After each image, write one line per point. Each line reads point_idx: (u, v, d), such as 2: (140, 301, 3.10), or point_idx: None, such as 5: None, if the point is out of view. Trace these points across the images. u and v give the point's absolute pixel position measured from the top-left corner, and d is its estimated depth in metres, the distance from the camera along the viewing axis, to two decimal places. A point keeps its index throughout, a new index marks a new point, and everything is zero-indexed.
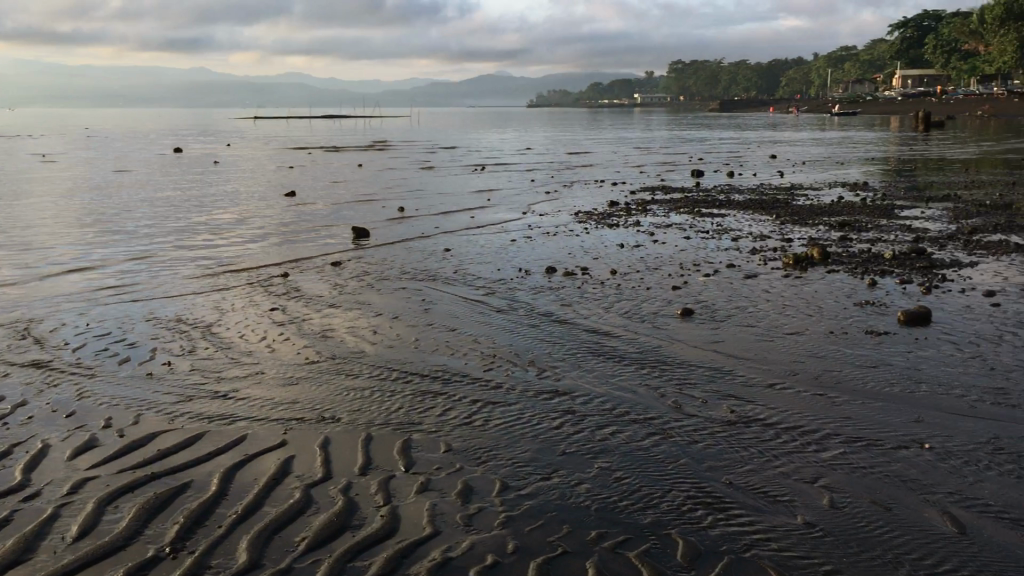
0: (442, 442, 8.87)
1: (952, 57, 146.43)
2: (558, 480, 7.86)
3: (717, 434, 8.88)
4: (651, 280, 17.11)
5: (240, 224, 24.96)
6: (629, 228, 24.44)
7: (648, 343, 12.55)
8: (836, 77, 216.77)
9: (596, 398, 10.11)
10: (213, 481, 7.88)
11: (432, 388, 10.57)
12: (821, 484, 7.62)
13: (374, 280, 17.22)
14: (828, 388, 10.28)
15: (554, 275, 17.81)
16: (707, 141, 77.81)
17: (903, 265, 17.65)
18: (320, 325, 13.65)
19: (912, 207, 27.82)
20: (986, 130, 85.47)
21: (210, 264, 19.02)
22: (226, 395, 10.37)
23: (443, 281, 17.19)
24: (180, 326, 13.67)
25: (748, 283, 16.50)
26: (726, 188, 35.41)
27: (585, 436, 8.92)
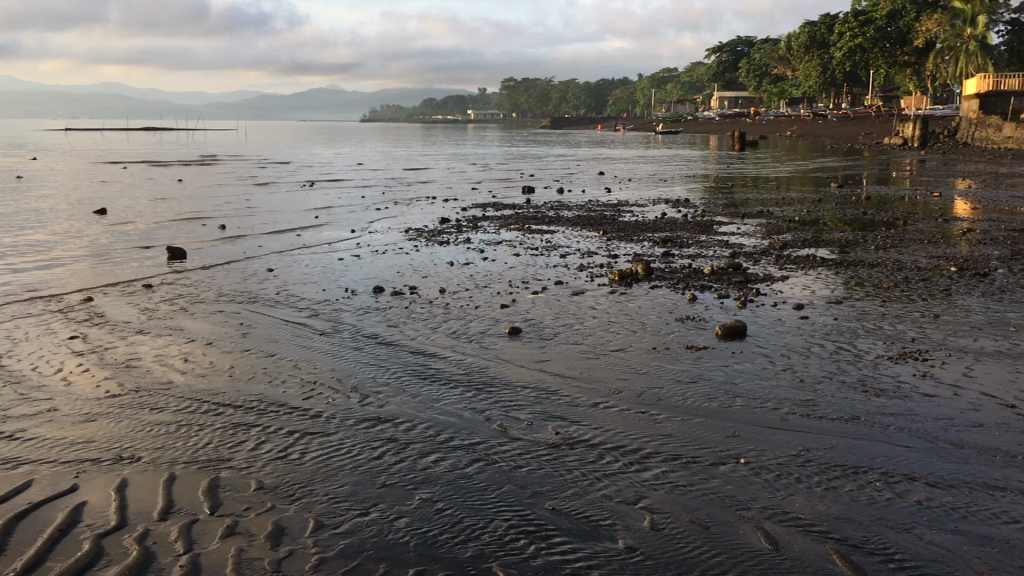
0: (253, 479, 8.32)
1: (763, 80, 155.48)
2: (376, 515, 7.49)
3: (541, 457, 8.75)
4: (480, 298, 16.99)
5: (43, 244, 23.18)
6: (460, 245, 24.32)
7: (475, 364, 12.36)
8: (659, 97, 225.90)
9: (420, 425, 9.80)
10: None
11: (245, 420, 9.96)
12: (642, 505, 7.59)
13: (189, 304, 16.26)
14: (650, 405, 10.38)
15: (381, 295, 17.40)
16: (540, 158, 79.07)
17: (721, 280, 18.30)
18: (125, 354, 12.70)
19: (729, 223, 29.06)
20: (796, 149, 91.06)
21: (5, 289, 17.47)
22: (11, 436, 9.40)
23: (264, 303, 16.44)
24: None
25: (575, 300, 16.64)
26: (556, 205, 35.94)
27: (407, 466, 8.59)
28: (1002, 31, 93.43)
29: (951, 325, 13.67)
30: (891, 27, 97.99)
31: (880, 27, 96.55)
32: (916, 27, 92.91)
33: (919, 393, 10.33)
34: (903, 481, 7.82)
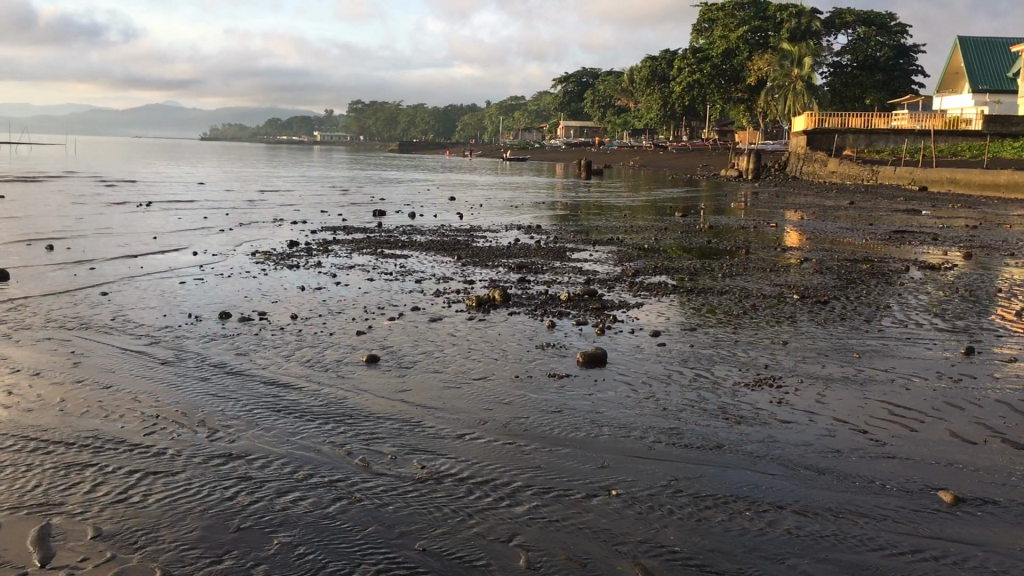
0: (89, 525, 7.53)
1: (607, 111, 160.02)
2: (231, 563, 6.89)
3: (406, 494, 8.33)
4: (334, 325, 16.39)
5: None
6: (310, 269, 23.53)
7: (332, 395, 11.79)
8: (506, 124, 229.23)
9: (274, 461, 9.19)
10: None
11: (79, 459, 9.07)
12: (516, 542, 7.30)
13: (12, 331, 14.89)
14: (517, 436, 10.13)
15: (227, 321, 16.52)
16: (387, 181, 78.08)
17: (578, 307, 18.39)
18: None
19: (581, 249, 29.44)
20: (639, 179, 94.00)
21: None
22: None
23: (99, 330, 15.27)
24: None
25: (433, 326, 16.30)
26: (408, 229, 35.50)
27: (263, 507, 7.99)
28: (825, 73, 99.83)
29: (798, 352, 14.14)
30: (726, 65, 102.76)
31: (716, 64, 101.28)
32: (748, 66, 98.12)
33: (777, 420, 10.54)
34: (772, 510, 7.86)
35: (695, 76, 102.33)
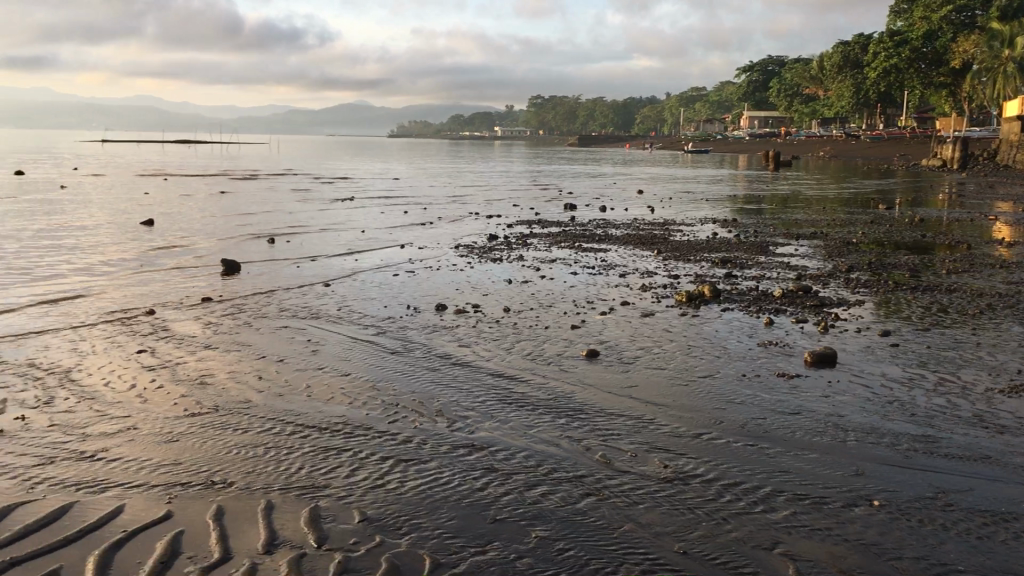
0: (355, 509, 7.84)
1: (795, 100, 154.17)
2: (495, 553, 6.98)
3: (655, 493, 8.20)
4: (548, 318, 16.50)
5: (93, 252, 22.84)
6: (514, 262, 23.88)
7: (559, 389, 11.81)
8: (686, 116, 225.31)
9: (516, 453, 9.29)
10: (89, 568, 6.60)
11: (333, 444, 9.50)
12: (780, 550, 7.03)
13: (252, 319, 15.85)
14: (756, 437, 9.80)
15: (444, 312, 16.98)
16: (570, 175, 78.27)
17: (794, 303, 17.71)
18: (197, 371, 12.29)
19: (785, 244, 28.40)
20: (830, 169, 90.00)
21: (64, 296, 17.09)
22: (96, 456, 9.01)
23: (329, 319, 16.04)
24: (33, 371, 11.90)
25: (647, 321, 16.11)
26: (602, 222, 35.42)
27: (514, 499, 8.07)
28: None
29: None
30: (928, 48, 96.65)
31: (916, 48, 95.49)
32: (952, 48, 91.97)
33: None
34: None
35: (893, 61, 96.85)
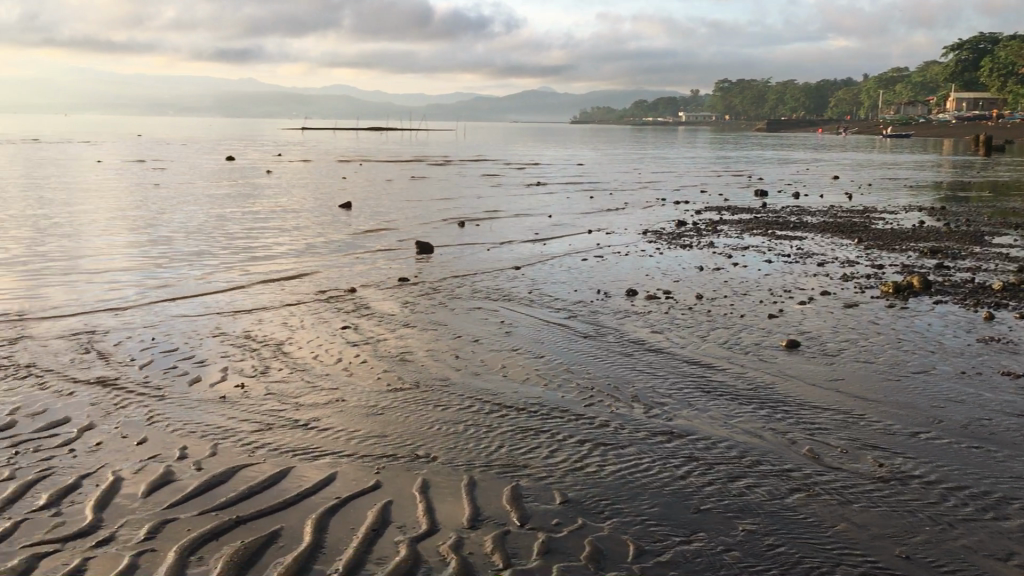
0: (556, 491, 7.82)
1: (1009, 80, 142.82)
2: (701, 545, 6.77)
3: (871, 493, 7.73)
4: (744, 306, 15.98)
5: (299, 234, 24.06)
6: (705, 249, 23.33)
7: (759, 379, 11.39)
8: (884, 100, 213.49)
9: (718, 443, 9.01)
10: (306, 531, 6.89)
11: (531, 425, 9.54)
12: (1016, 563, 6.46)
13: (447, 300, 16.22)
14: (981, 439, 9.07)
15: (635, 298, 16.78)
16: (759, 162, 75.82)
17: (1016, 298, 16.34)
18: (397, 348, 12.69)
19: (1002, 234, 26.31)
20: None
21: (274, 274, 18.08)
22: (308, 425, 9.45)
23: (520, 302, 16.19)
24: (249, 342, 12.64)
25: (851, 312, 15.30)
26: (796, 209, 34.08)
27: (718, 490, 7.82)
28: None
29: None
30: None
31: None
32: None
33: None
34: None
35: None
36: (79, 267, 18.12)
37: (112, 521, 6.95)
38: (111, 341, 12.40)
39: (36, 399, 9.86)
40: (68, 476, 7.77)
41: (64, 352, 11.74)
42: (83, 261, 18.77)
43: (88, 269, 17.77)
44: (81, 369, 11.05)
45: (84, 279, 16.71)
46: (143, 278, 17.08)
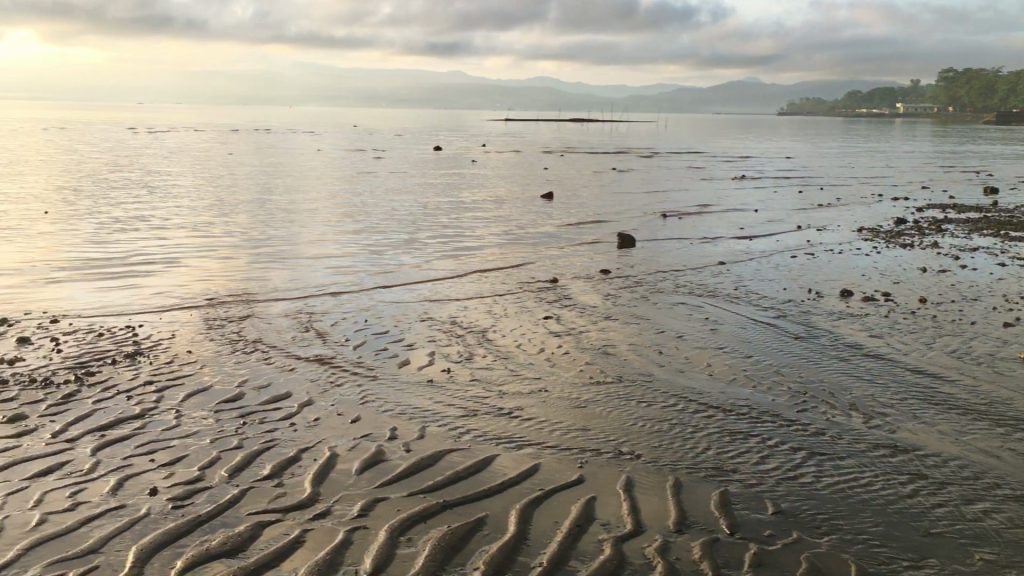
0: (767, 499, 7.43)
1: None
2: (931, 572, 6.22)
3: None
4: (974, 313, 14.72)
5: (502, 224, 24.41)
6: (928, 249, 21.75)
7: (994, 394, 10.41)
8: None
9: (948, 461, 8.28)
10: (511, 521, 6.88)
11: (740, 428, 9.14)
12: None
13: (649, 294, 15.91)
14: None
15: (850, 299, 15.83)
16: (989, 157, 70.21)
17: None
18: (600, 340, 12.55)
19: None
20: None
21: (479, 262, 18.40)
22: (512, 413, 9.47)
23: (726, 299, 15.65)
24: (455, 328, 12.87)
25: None
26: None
27: (949, 513, 7.17)
28: None
29: None
30: None
31: None
32: None
33: None
34: None
35: None
36: (299, 250, 19.14)
37: (328, 496, 7.21)
38: (328, 321, 12.98)
39: (261, 374, 10.44)
40: (289, 449, 8.13)
41: (285, 330, 12.40)
42: (303, 245, 19.83)
43: (307, 253, 18.75)
44: (301, 347, 11.62)
45: (304, 262, 17.63)
46: (357, 263, 17.84)
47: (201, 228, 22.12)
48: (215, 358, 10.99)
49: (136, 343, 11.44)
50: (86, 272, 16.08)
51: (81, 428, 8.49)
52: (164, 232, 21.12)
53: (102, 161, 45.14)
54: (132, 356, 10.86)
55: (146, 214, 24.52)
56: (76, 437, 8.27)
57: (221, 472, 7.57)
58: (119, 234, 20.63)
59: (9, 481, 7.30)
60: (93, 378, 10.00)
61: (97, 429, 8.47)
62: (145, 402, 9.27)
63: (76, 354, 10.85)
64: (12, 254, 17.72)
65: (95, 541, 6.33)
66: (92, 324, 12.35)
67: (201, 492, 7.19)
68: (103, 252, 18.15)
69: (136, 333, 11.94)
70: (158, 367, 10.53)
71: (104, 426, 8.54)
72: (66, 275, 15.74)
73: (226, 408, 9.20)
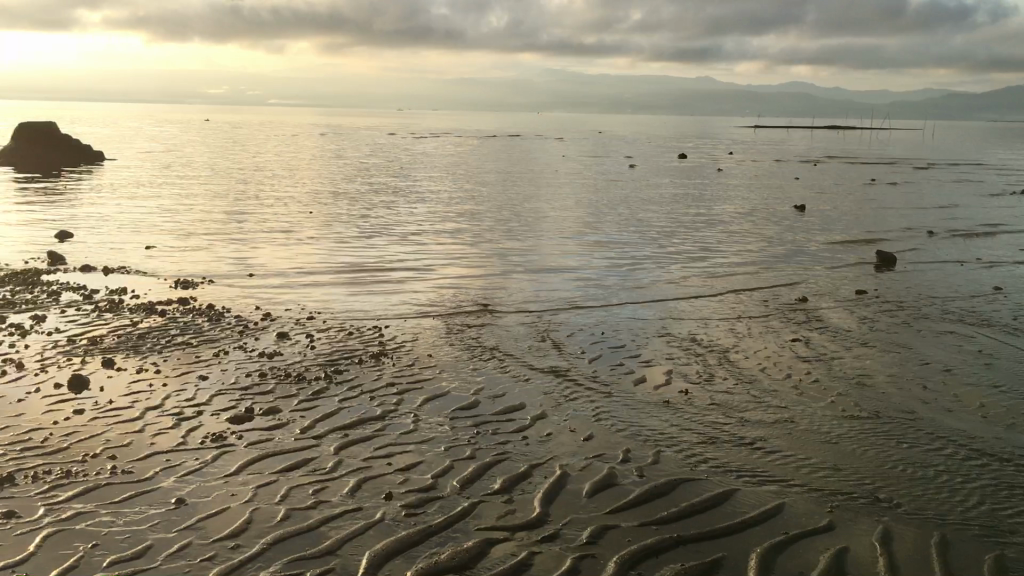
0: None
1: None
2: None
3: None
4: None
5: (748, 238, 23.44)
6: None
7: None
8: None
9: None
10: (751, 566, 6.35)
11: (1020, 482, 8.03)
12: None
13: (912, 320, 14.57)
14: None
15: None
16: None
17: None
18: (854, 369, 11.57)
19: None
20: None
21: (723, 277, 17.68)
22: (753, 444, 8.85)
23: (1002, 329, 14.05)
24: (695, 346, 12.34)
25: None
26: None
27: None
28: None
29: None
30: None
31: None
32: None
33: None
34: None
35: None
36: (540, 259, 19.27)
37: (558, 518, 6.99)
38: (564, 332, 12.85)
39: (497, 383, 10.44)
40: (521, 464, 8.00)
41: (522, 339, 12.39)
42: (543, 254, 19.94)
43: (547, 263, 18.81)
44: (537, 357, 11.55)
45: (544, 272, 17.68)
46: (596, 274, 17.69)
47: (449, 234, 22.85)
48: (453, 364, 11.13)
49: (382, 344, 11.85)
50: (342, 273, 17.00)
51: (327, 425, 8.82)
52: (415, 237, 21.99)
53: (364, 166, 48.10)
54: (377, 356, 11.24)
55: (400, 219, 25.71)
56: (321, 434, 8.58)
57: (454, 483, 7.56)
58: (375, 238, 21.71)
59: (260, 473, 7.66)
60: (340, 376, 10.42)
61: (341, 428, 8.76)
62: (386, 405, 9.50)
63: (328, 352, 11.37)
64: (280, 255, 19.08)
65: (331, 542, 6.47)
66: (343, 323, 12.95)
67: (434, 501, 7.20)
68: (359, 255, 19.14)
69: (382, 333, 12.38)
70: (400, 369, 10.82)
71: (348, 426, 8.82)
72: (325, 276, 16.70)
73: (461, 416, 9.24)
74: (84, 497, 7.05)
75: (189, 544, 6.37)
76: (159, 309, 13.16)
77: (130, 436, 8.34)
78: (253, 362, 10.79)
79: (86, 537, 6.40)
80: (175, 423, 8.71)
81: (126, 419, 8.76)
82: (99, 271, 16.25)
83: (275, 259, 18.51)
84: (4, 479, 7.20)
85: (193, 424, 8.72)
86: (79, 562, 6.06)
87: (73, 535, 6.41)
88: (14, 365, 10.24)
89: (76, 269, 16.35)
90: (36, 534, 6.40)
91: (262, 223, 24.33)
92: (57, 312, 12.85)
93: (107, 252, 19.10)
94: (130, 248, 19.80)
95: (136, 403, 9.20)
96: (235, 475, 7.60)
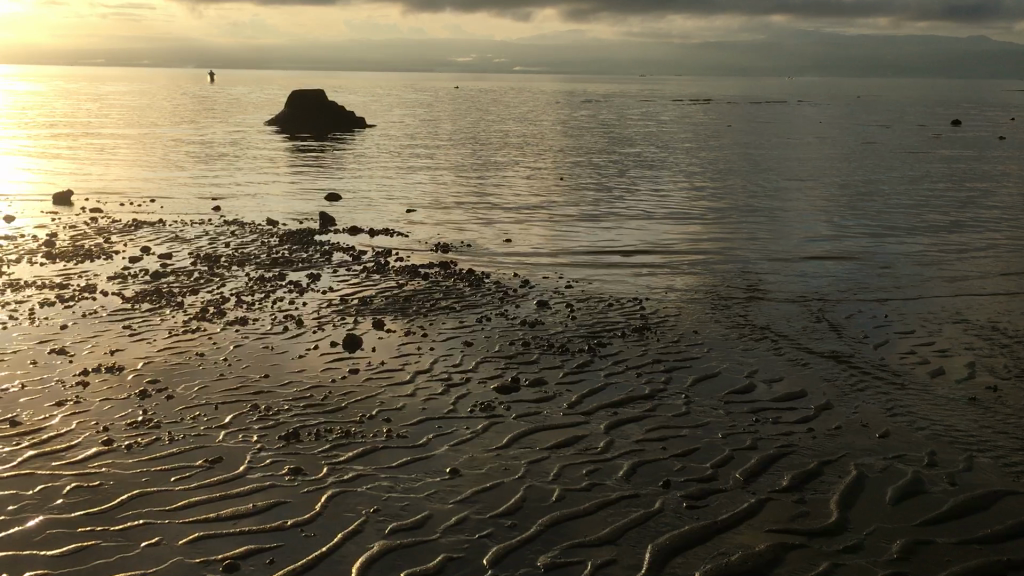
0: None
1: None
2: None
3: None
4: None
5: None
6: None
7: None
8: None
9: None
10: None
11: None
12: None
13: None
14: None
15: None
16: None
17: None
18: None
19: None
20: None
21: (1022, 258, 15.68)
22: None
23: None
24: (998, 336, 10.90)
25: None
26: None
27: None
28: None
29: None
30: None
31: None
32: None
33: None
34: None
35: None
36: (805, 232, 17.99)
37: (860, 526, 6.24)
38: (841, 314, 11.79)
39: (772, 366, 9.66)
40: (810, 459, 7.28)
41: (794, 319, 11.47)
42: (808, 227, 18.61)
43: (814, 236, 17.53)
44: (815, 339, 10.64)
45: (811, 247, 16.45)
46: (871, 250, 16.25)
47: (704, 205, 21.88)
48: (721, 343, 10.45)
49: (643, 317, 11.37)
50: (595, 244, 16.62)
51: (596, 401, 8.48)
52: (667, 208, 21.28)
53: (609, 135, 47.50)
54: (640, 330, 10.77)
55: (652, 189, 24.98)
56: (590, 411, 8.24)
57: (737, 475, 6.97)
58: (625, 209, 21.16)
59: (531, 448, 7.42)
60: (603, 349, 10.04)
61: (610, 405, 8.37)
62: (654, 382, 9.02)
63: (590, 323, 11.06)
64: (533, 224, 19.00)
65: (611, 530, 6.09)
66: (602, 293, 12.59)
67: (717, 493, 6.66)
68: (613, 226, 18.69)
69: (643, 306, 11.91)
70: (666, 344, 10.31)
71: (618, 403, 8.42)
72: (578, 246, 16.42)
73: (737, 401, 8.60)
74: (362, 459, 7.08)
75: (467, 517, 6.22)
76: (422, 272, 13.39)
77: (403, 399, 8.38)
78: (516, 330, 10.65)
79: (368, 500, 6.40)
80: (444, 389, 8.68)
81: (398, 381, 8.84)
82: (364, 233, 16.85)
83: (528, 228, 18.46)
84: (290, 434, 7.39)
85: (462, 391, 8.65)
86: (362, 526, 6.04)
87: (355, 498, 6.43)
88: (294, 320, 10.68)
89: (345, 230, 17.07)
90: (322, 494, 6.47)
91: (514, 192, 24.42)
92: (329, 271, 13.36)
93: (369, 217, 19.80)
94: (391, 214, 20.43)
95: (407, 366, 9.28)
96: (507, 448, 7.40)
